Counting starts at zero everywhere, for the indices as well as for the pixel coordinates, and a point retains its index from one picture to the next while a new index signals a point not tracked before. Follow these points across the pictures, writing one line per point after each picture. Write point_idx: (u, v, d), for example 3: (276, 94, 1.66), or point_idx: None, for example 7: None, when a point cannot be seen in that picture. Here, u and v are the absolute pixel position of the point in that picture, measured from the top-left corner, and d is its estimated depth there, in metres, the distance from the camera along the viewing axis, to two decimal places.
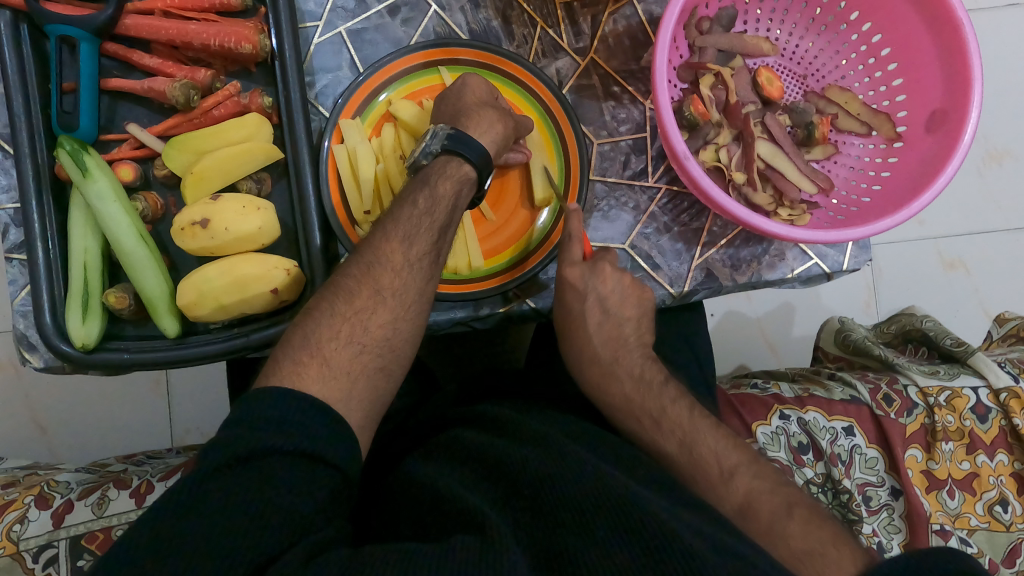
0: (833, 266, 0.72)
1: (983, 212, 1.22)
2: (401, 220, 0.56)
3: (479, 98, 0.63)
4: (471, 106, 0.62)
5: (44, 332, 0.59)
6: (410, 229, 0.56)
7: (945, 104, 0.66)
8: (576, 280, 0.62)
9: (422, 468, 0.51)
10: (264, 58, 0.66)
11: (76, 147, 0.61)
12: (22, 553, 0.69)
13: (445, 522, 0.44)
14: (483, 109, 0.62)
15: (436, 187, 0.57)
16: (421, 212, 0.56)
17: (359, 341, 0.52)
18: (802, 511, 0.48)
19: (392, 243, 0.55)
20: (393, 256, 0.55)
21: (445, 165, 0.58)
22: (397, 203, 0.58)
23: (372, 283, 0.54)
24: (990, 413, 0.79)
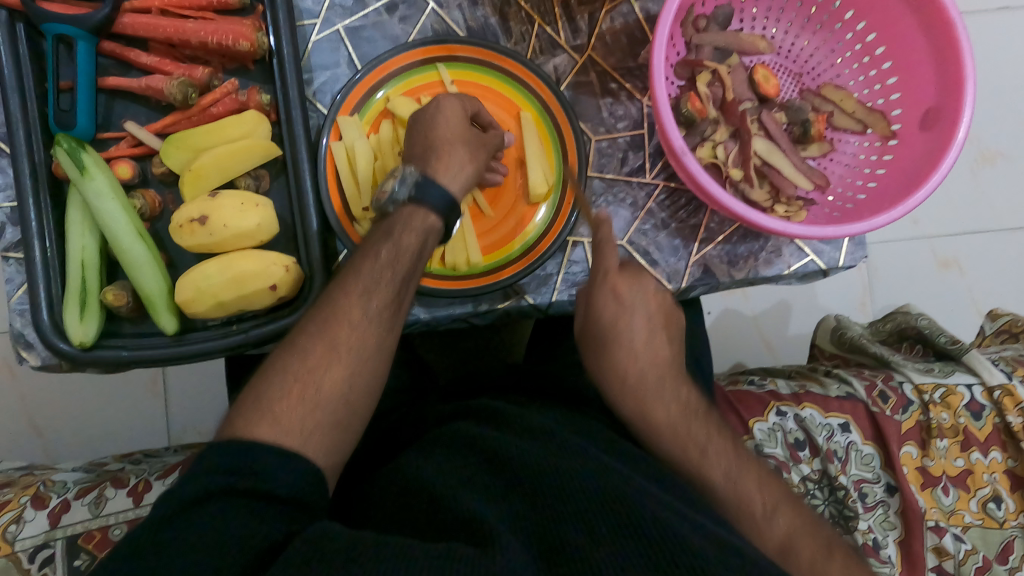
0: (829, 262, 0.72)
1: (976, 212, 1.23)
2: (363, 272, 0.55)
3: (453, 130, 0.62)
4: (442, 143, 0.61)
5: (41, 330, 0.59)
6: (372, 280, 0.55)
7: (939, 103, 0.67)
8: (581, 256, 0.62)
9: (419, 462, 0.51)
10: (262, 55, 0.66)
11: (73, 145, 0.61)
12: (19, 553, 0.68)
13: (446, 518, 0.44)
14: (453, 147, 0.61)
15: (400, 238, 0.57)
16: (385, 263, 0.56)
17: (311, 399, 0.49)
18: (798, 506, 0.49)
19: (354, 295, 0.54)
20: (354, 308, 0.53)
21: (413, 215, 0.58)
22: (359, 255, 0.57)
23: (329, 336, 0.51)
24: (984, 410, 0.80)
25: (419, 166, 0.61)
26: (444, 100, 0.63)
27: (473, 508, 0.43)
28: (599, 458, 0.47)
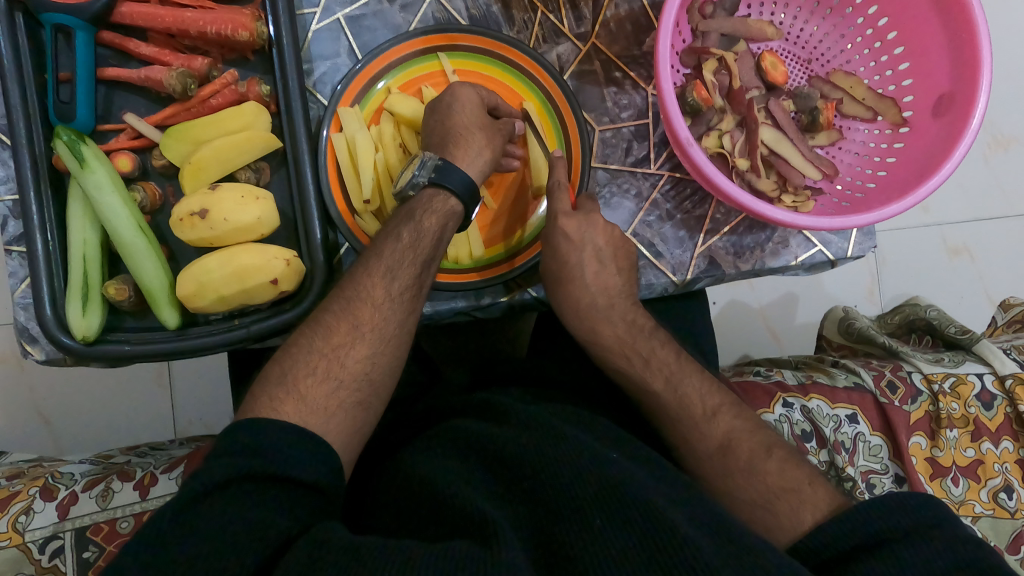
0: (837, 253, 0.71)
1: (988, 198, 1.21)
2: (382, 251, 0.57)
3: (470, 116, 0.62)
4: (460, 129, 0.61)
5: (44, 324, 0.59)
6: (392, 263, 0.56)
7: (953, 88, 0.65)
8: (572, 243, 0.62)
9: (424, 460, 0.51)
10: (261, 45, 0.65)
11: (73, 137, 0.60)
12: (28, 544, 0.69)
13: (450, 516, 0.44)
14: (472, 134, 0.61)
15: (421, 221, 0.58)
16: (405, 244, 0.57)
17: (336, 376, 0.52)
18: (783, 472, 0.52)
19: (375, 275, 0.56)
20: (375, 289, 0.55)
21: (432, 199, 0.59)
22: (381, 233, 0.59)
23: (351, 318, 0.54)
24: (995, 400, 0.79)
25: (439, 152, 0.61)
26: (460, 88, 0.63)
27: (476, 509, 0.43)
28: (604, 453, 0.47)
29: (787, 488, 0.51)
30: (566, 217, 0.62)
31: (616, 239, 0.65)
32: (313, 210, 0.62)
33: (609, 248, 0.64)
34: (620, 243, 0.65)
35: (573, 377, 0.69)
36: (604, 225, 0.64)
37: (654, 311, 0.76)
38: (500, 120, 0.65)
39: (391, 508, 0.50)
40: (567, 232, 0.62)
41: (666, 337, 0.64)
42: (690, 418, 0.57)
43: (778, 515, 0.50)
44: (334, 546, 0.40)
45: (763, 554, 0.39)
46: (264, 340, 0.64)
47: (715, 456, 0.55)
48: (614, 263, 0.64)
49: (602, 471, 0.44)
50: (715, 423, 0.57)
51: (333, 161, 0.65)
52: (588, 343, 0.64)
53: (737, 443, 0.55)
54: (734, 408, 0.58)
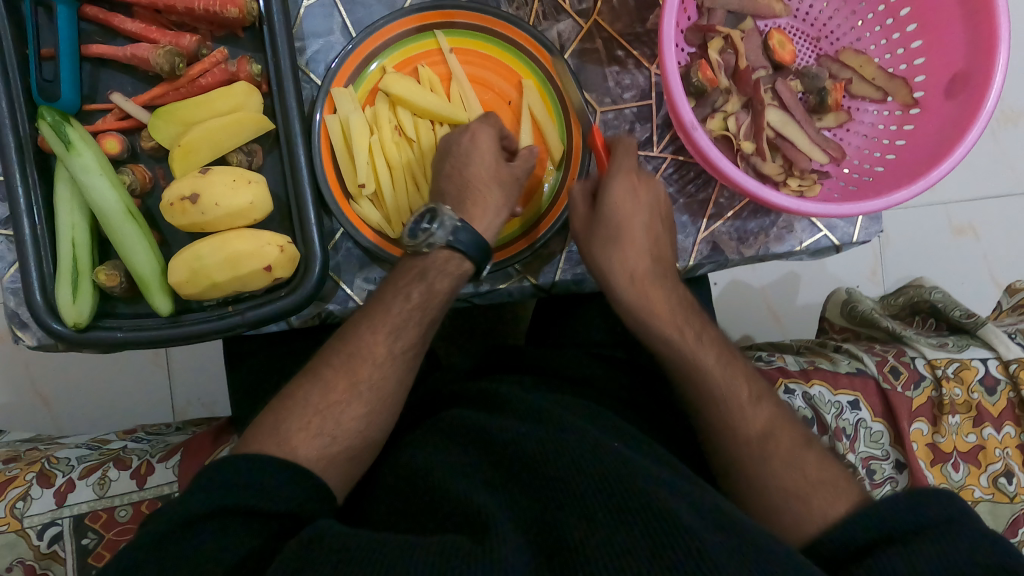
0: (843, 238, 0.70)
1: (994, 177, 1.19)
2: (416, 264, 0.58)
3: (491, 170, 0.60)
4: (477, 186, 0.59)
5: (34, 310, 0.57)
6: (399, 323, 0.57)
7: (967, 68, 0.63)
8: (635, 205, 0.60)
9: (422, 455, 0.50)
10: (252, 22, 0.63)
11: (58, 117, 0.58)
12: (27, 530, 0.68)
13: (443, 508, 0.44)
14: (488, 191, 0.60)
15: (433, 283, 0.58)
16: (437, 268, 0.58)
17: (328, 433, 0.52)
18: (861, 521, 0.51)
19: (410, 291, 0.58)
20: (402, 307, 0.57)
21: (447, 261, 0.58)
22: (389, 285, 0.59)
23: (349, 374, 0.55)
24: (998, 385, 0.78)
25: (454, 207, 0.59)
26: (478, 129, 0.61)
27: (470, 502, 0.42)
28: (606, 441, 0.46)
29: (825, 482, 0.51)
30: (620, 191, 0.60)
31: (659, 201, 0.63)
32: (307, 192, 0.60)
33: (656, 212, 0.62)
34: (663, 205, 0.63)
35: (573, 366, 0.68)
36: (650, 183, 0.62)
37: None
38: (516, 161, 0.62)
39: (385, 503, 0.50)
40: (629, 193, 0.60)
41: None
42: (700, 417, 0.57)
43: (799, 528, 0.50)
44: (330, 541, 0.40)
45: (763, 542, 0.39)
46: (260, 327, 0.63)
47: (753, 441, 0.54)
48: (658, 213, 0.62)
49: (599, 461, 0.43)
50: (719, 413, 0.56)
51: (327, 144, 0.63)
52: None
53: (776, 438, 0.54)
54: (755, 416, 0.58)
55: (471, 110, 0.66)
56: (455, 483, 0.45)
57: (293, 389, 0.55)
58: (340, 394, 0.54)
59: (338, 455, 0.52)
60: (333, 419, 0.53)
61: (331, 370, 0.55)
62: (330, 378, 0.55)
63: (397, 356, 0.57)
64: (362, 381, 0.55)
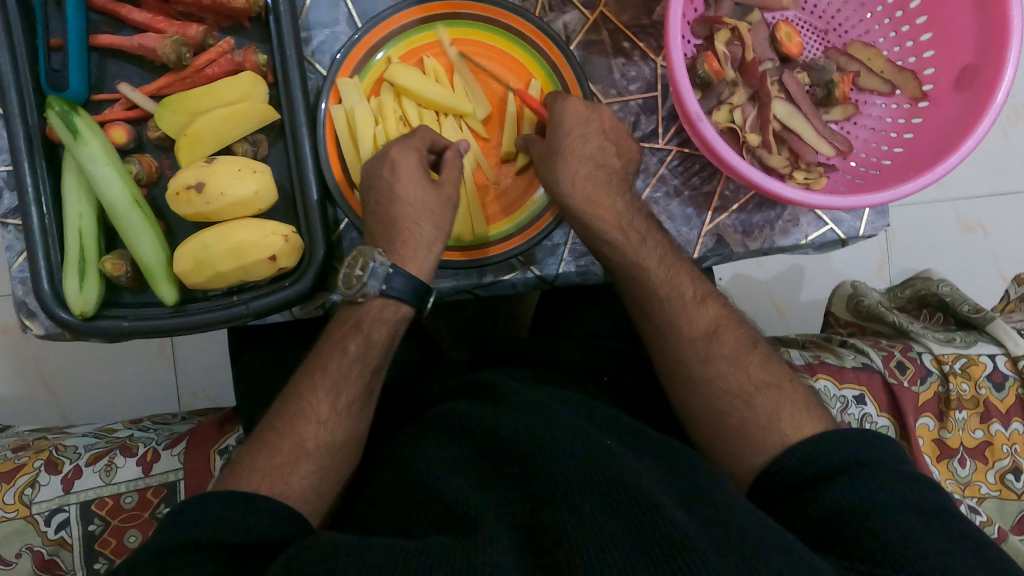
0: (849, 232, 0.69)
1: (1003, 173, 1.18)
2: (353, 314, 0.58)
3: (416, 202, 0.59)
4: (407, 222, 0.59)
5: (41, 300, 0.58)
6: (338, 377, 0.56)
7: (977, 60, 0.62)
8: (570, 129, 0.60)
9: (424, 448, 0.50)
10: (258, 13, 0.63)
11: (66, 107, 0.58)
12: (35, 516, 0.70)
13: (441, 501, 0.44)
14: (417, 227, 0.59)
15: (370, 334, 0.58)
16: (371, 317, 0.58)
17: (305, 450, 0.53)
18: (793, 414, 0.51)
19: (347, 344, 0.57)
20: (340, 362, 0.57)
21: (382, 309, 0.58)
22: (329, 338, 0.59)
23: (294, 436, 0.53)
24: (1007, 381, 0.77)
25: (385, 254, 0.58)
26: (399, 158, 0.59)
27: (468, 498, 0.43)
28: (603, 436, 0.46)
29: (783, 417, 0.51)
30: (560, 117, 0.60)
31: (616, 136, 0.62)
32: (311, 182, 0.60)
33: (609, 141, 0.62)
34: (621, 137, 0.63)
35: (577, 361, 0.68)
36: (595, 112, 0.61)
37: None
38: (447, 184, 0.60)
39: (390, 495, 0.50)
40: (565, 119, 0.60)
41: None
42: None
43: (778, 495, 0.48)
44: (328, 543, 0.41)
45: (762, 536, 0.39)
46: (265, 317, 0.63)
47: (698, 339, 0.56)
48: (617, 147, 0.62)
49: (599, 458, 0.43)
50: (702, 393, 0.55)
51: (332, 134, 0.63)
52: None
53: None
54: None
55: (477, 103, 0.66)
56: (453, 481, 0.45)
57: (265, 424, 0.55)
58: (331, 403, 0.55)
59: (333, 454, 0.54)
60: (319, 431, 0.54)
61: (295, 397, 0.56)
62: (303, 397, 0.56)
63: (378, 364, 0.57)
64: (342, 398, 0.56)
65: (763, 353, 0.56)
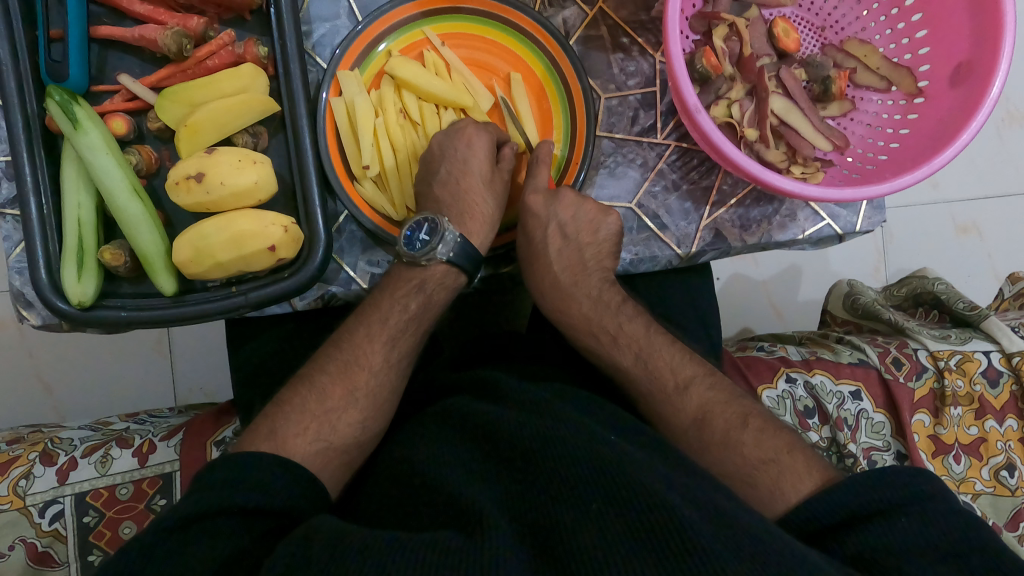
0: (846, 227, 0.70)
1: (997, 175, 1.19)
2: (414, 275, 0.60)
3: (486, 181, 0.63)
4: (476, 196, 0.63)
5: (39, 288, 0.57)
6: (396, 332, 0.59)
7: (971, 57, 0.63)
8: (538, 221, 0.63)
9: (428, 440, 0.51)
10: (259, 6, 0.63)
11: (65, 97, 0.57)
12: (29, 507, 0.69)
13: (444, 497, 0.44)
14: (484, 202, 0.63)
15: (431, 295, 0.60)
16: (435, 281, 0.60)
17: (327, 439, 0.53)
18: (765, 442, 0.51)
19: (409, 302, 0.59)
20: (400, 318, 0.59)
21: (444, 275, 0.60)
22: (382, 297, 0.60)
23: (347, 381, 0.56)
24: (1001, 377, 0.78)
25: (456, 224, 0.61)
26: (476, 136, 0.62)
27: (465, 495, 0.43)
28: (601, 432, 0.46)
29: (766, 460, 0.50)
30: (535, 196, 0.63)
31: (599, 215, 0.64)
32: (310, 172, 0.61)
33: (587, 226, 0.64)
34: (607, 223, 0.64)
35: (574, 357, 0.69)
36: (573, 199, 0.63)
37: (657, 288, 0.76)
38: (503, 164, 0.64)
39: (390, 484, 0.50)
40: (534, 210, 0.62)
41: (634, 310, 0.63)
42: (672, 401, 0.57)
43: (761, 489, 0.49)
44: (330, 534, 0.40)
45: (757, 529, 0.39)
46: (263, 308, 0.63)
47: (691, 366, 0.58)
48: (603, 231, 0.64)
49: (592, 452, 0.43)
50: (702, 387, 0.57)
51: (332, 125, 0.64)
52: (589, 335, 0.62)
53: (716, 418, 0.54)
54: (707, 380, 0.58)
55: (478, 96, 0.67)
56: (451, 476, 0.45)
57: (289, 395, 0.56)
58: (338, 401, 0.55)
59: (332, 458, 0.53)
60: (332, 425, 0.54)
61: (327, 378, 0.56)
62: (327, 385, 0.56)
63: (391, 365, 0.58)
64: (360, 388, 0.56)
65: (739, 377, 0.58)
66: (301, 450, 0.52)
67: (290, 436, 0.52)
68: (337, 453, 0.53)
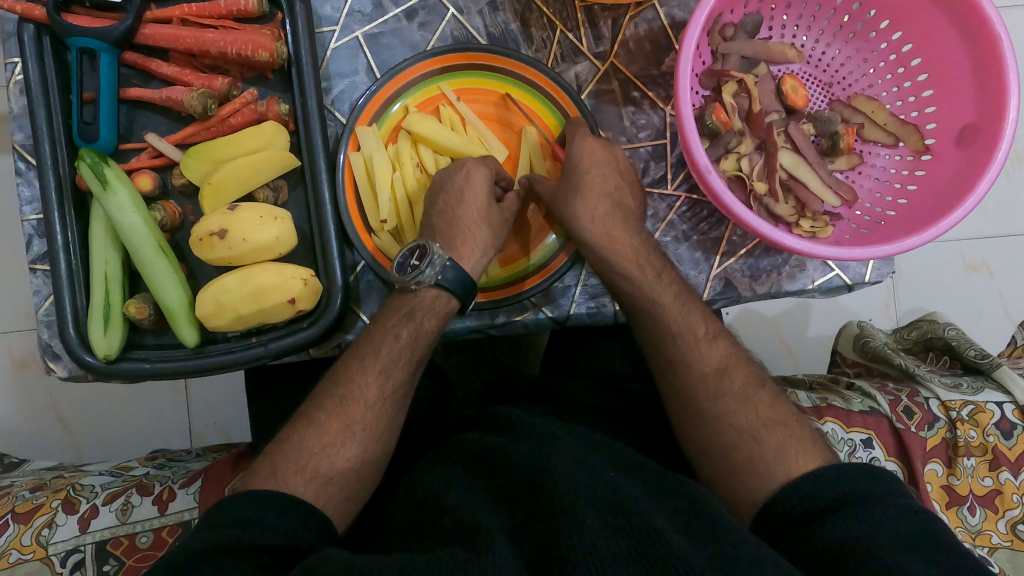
0: (854, 278, 0.71)
1: (1007, 217, 1.19)
2: (404, 304, 0.60)
3: (480, 210, 0.62)
4: (467, 222, 0.62)
5: (69, 344, 0.59)
6: (388, 363, 0.58)
7: (977, 119, 0.64)
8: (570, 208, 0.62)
9: (436, 476, 0.51)
10: (281, 65, 0.66)
11: (96, 159, 0.60)
12: (51, 556, 0.70)
13: (453, 526, 0.44)
14: (477, 230, 0.62)
15: (421, 323, 0.59)
16: (425, 307, 0.59)
17: (324, 474, 0.53)
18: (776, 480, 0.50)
19: (399, 331, 0.59)
20: (391, 348, 0.58)
21: (434, 301, 0.60)
22: (376, 329, 0.60)
23: (342, 416, 0.56)
24: (1015, 429, 0.78)
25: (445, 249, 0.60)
26: (473, 168, 0.63)
27: (477, 518, 0.44)
28: (603, 470, 0.47)
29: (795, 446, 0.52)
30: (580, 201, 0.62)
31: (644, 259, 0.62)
32: (329, 227, 0.62)
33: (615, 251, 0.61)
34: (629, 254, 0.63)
35: (582, 393, 0.69)
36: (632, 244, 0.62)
37: None
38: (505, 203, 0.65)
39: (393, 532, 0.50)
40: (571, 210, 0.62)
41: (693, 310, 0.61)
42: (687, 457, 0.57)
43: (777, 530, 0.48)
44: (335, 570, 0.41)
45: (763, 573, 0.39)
46: (282, 358, 0.64)
47: (705, 376, 0.57)
48: None
49: (598, 490, 0.43)
50: None
51: (351, 180, 0.66)
52: None
53: None
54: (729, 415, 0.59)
55: (492, 148, 0.69)
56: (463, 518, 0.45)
57: (301, 430, 0.56)
58: (333, 436, 0.55)
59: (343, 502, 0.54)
60: (328, 460, 0.54)
61: (324, 415, 0.56)
62: (323, 421, 0.56)
63: (388, 397, 0.57)
64: (356, 422, 0.56)
65: (772, 392, 0.57)
66: (309, 480, 0.51)
67: (289, 474, 0.52)
68: (338, 488, 0.53)
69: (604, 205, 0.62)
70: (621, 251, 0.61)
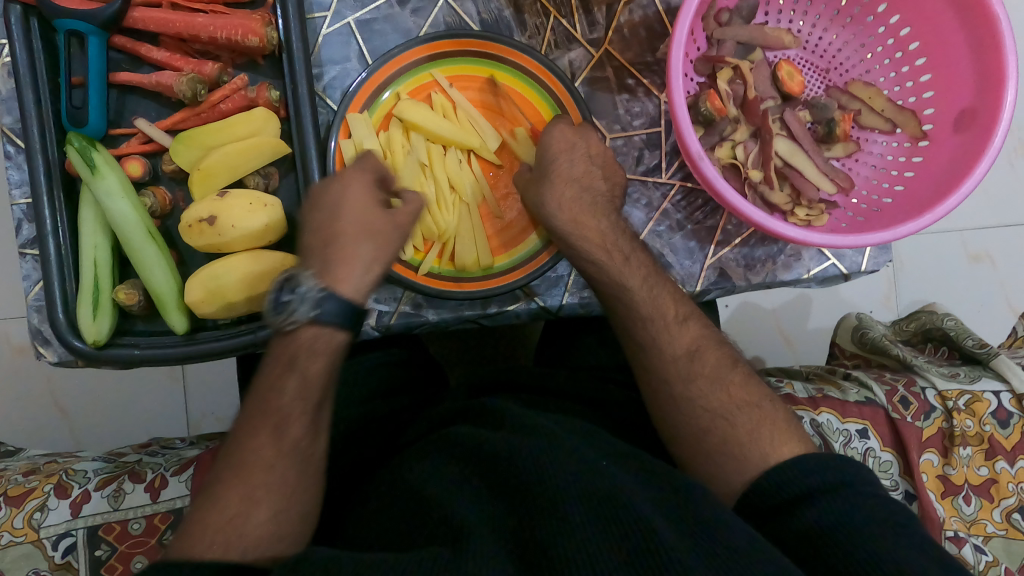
0: (851, 267, 0.70)
1: (1010, 206, 1.18)
2: (286, 348, 0.51)
3: (354, 224, 0.55)
4: (344, 239, 0.54)
5: (56, 328, 0.59)
6: (278, 418, 0.49)
7: (975, 103, 0.63)
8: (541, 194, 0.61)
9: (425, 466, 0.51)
10: (272, 51, 0.65)
11: (84, 143, 0.60)
12: (43, 540, 0.70)
13: (437, 515, 0.44)
14: (356, 247, 0.54)
15: (306, 368, 0.50)
16: (304, 347, 0.51)
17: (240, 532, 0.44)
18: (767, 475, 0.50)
19: (284, 381, 0.50)
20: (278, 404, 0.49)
21: (315, 338, 0.51)
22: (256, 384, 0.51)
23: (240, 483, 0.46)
24: (1012, 418, 0.77)
25: (319, 277, 0.53)
26: (348, 182, 0.57)
27: (458, 512, 0.43)
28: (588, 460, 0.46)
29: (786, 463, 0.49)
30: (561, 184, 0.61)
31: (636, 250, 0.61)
32: None
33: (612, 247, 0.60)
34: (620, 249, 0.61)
35: (574, 385, 0.68)
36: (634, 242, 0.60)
37: None
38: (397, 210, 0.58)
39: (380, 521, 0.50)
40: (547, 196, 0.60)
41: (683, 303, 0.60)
42: None
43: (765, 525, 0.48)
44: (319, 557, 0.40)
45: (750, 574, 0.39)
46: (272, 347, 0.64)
47: (682, 358, 0.55)
48: None
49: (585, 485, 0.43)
50: None
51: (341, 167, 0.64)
52: None
53: None
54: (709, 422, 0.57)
55: (482, 134, 0.68)
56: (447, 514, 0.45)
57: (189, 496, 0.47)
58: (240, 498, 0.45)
59: None
60: None
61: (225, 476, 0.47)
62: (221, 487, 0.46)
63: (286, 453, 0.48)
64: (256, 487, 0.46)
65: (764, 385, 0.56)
66: None
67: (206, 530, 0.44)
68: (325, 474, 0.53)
69: (573, 189, 0.61)
70: (590, 238, 0.60)
